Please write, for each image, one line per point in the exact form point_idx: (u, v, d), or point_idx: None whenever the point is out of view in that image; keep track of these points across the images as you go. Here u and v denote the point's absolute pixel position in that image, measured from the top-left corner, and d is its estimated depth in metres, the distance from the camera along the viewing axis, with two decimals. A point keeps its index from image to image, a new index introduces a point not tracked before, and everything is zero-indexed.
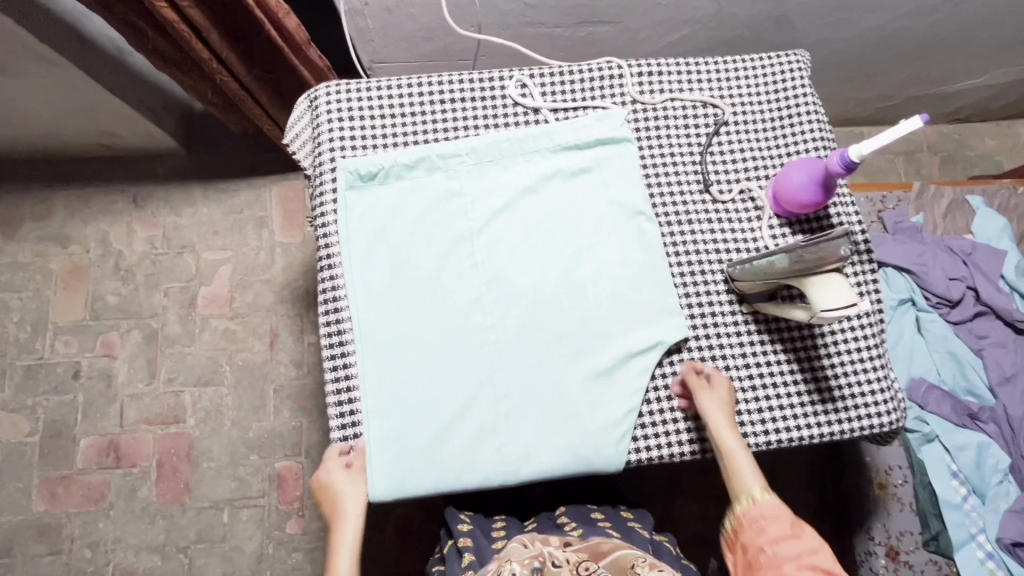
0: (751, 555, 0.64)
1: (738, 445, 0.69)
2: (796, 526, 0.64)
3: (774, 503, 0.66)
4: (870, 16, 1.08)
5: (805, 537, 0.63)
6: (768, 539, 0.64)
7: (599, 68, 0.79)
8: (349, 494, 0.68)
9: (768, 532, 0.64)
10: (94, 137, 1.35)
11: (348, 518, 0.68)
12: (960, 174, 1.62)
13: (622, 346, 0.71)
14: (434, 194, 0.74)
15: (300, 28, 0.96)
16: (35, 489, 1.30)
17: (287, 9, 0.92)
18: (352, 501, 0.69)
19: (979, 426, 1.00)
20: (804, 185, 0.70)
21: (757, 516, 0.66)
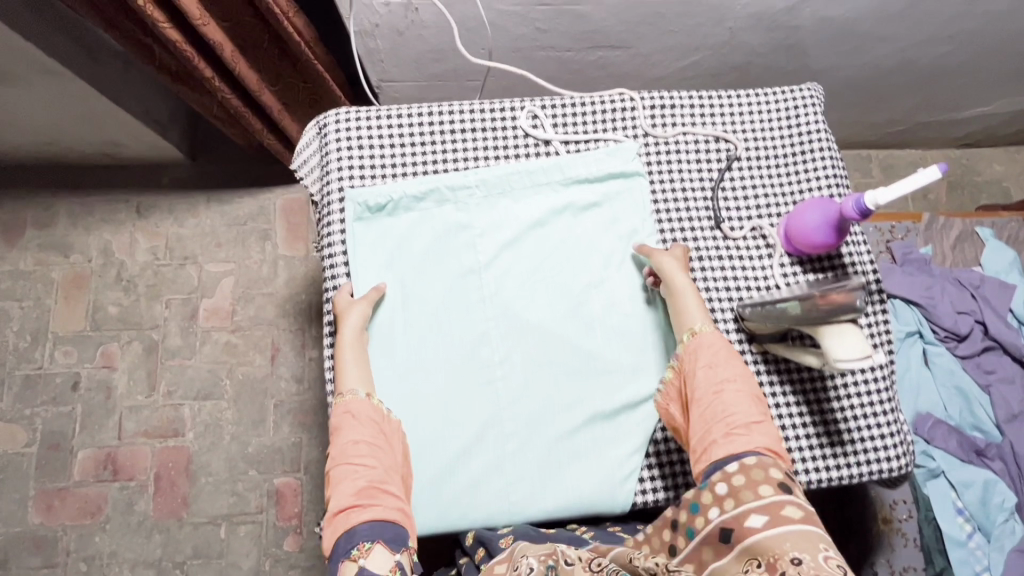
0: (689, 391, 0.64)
1: (683, 279, 0.69)
2: (730, 356, 0.65)
3: (713, 332, 0.66)
4: (884, 45, 1.07)
5: (736, 364, 0.64)
6: (704, 369, 0.64)
7: (612, 99, 0.78)
8: (356, 310, 0.68)
9: (704, 364, 0.64)
10: (98, 147, 1.34)
11: (351, 332, 0.68)
12: (966, 199, 1.61)
13: (630, 385, 0.70)
14: (442, 227, 0.73)
15: (309, 29, 0.89)
16: (31, 501, 1.29)
17: (293, 9, 0.84)
18: (353, 320, 0.68)
19: (985, 463, 0.99)
20: (817, 225, 0.70)
21: (696, 348, 0.65)
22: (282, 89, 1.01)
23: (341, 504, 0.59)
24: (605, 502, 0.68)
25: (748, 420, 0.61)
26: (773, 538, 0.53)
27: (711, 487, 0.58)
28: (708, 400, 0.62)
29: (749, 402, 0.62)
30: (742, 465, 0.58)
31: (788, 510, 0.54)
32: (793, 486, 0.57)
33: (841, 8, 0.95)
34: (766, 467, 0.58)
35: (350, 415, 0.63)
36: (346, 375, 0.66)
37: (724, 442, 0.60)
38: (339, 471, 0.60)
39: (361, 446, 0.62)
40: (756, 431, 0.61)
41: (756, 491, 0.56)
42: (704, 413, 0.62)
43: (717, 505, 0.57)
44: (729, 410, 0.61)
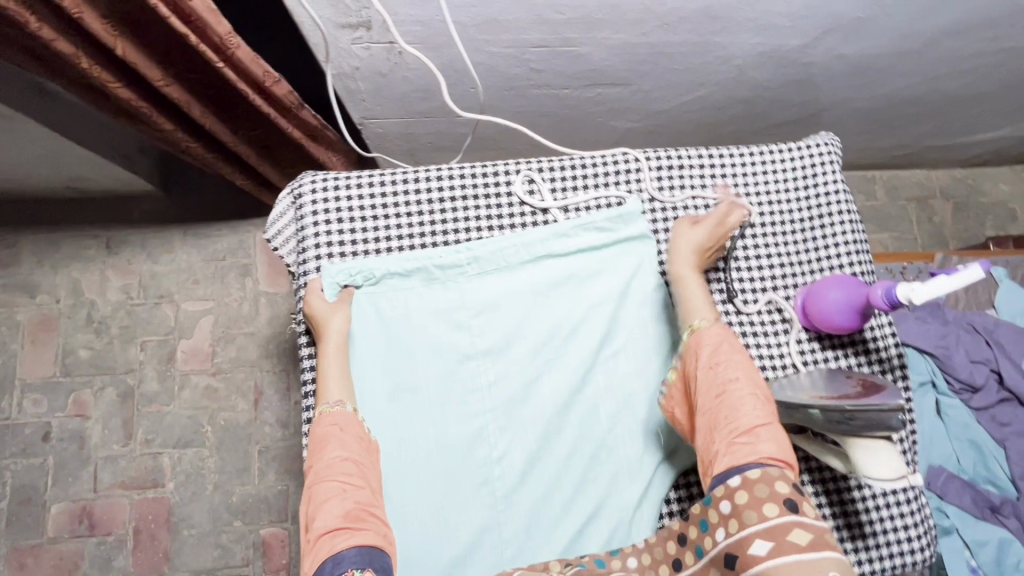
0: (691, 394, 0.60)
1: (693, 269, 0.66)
2: (732, 354, 0.60)
3: (716, 328, 0.62)
4: (899, 79, 1.01)
5: (737, 362, 0.59)
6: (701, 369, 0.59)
7: (614, 160, 0.72)
8: (338, 319, 0.64)
9: (703, 361, 0.60)
10: (62, 182, 1.25)
11: (334, 340, 0.63)
12: (973, 221, 1.56)
13: (638, 477, 0.65)
14: (433, 308, 0.67)
15: (292, 93, 0.84)
16: (3, 560, 1.23)
17: (274, 76, 0.80)
18: (335, 331, 0.63)
19: (1000, 521, 0.95)
20: (840, 305, 0.64)
21: (698, 343, 0.61)
22: (261, 133, 0.93)
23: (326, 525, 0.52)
24: None
25: (750, 424, 0.55)
26: (779, 569, 0.47)
27: (716, 504, 0.53)
28: (711, 402, 0.57)
29: (752, 405, 0.56)
30: (745, 478, 0.52)
31: (795, 535, 0.48)
32: (803, 502, 0.50)
33: (859, 45, 0.89)
34: (772, 481, 0.51)
35: (336, 428, 0.58)
36: (326, 381, 0.61)
37: (726, 452, 0.54)
38: (325, 489, 0.54)
39: (348, 465, 0.56)
40: (761, 437, 0.55)
41: (761, 511, 0.50)
42: (704, 419, 0.57)
43: (723, 524, 0.52)
44: (731, 414, 0.56)
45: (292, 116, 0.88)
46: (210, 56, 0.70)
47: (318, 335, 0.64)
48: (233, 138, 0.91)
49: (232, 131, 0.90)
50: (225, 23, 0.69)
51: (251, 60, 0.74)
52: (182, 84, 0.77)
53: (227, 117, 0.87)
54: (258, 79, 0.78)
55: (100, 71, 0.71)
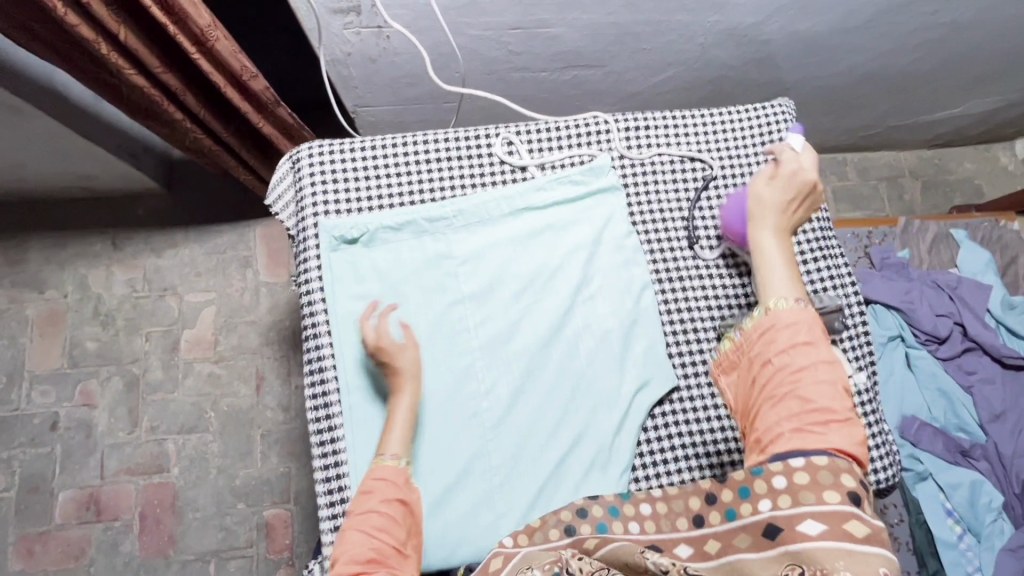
0: (758, 373, 0.54)
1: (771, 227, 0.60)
2: (817, 339, 0.53)
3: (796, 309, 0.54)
4: (853, 56, 1.08)
5: (822, 352, 0.52)
6: (778, 352, 0.53)
7: (586, 123, 0.78)
8: (410, 367, 0.63)
9: (777, 343, 0.53)
10: (71, 180, 1.32)
11: (405, 372, 0.63)
12: (941, 199, 1.63)
13: (617, 406, 0.70)
14: (423, 257, 0.72)
15: (269, 90, 0.90)
16: (12, 548, 1.26)
17: (253, 72, 0.86)
18: (405, 365, 0.63)
19: (971, 464, 1.00)
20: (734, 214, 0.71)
21: (769, 326, 0.55)
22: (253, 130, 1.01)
23: (348, 566, 0.51)
24: None
25: (827, 415, 0.51)
26: (822, 552, 0.45)
27: (768, 479, 0.51)
28: (779, 390, 0.52)
29: (832, 396, 0.51)
30: (808, 461, 0.49)
31: (852, 525, 0.46)
32: (865, 498, 0.48)
33: (811, 22, 0.97)
34: (838, 471, 0.48)
35: (384, 482, 0.56)
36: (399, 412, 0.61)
37: (788, 438, 0.51)
38: (361, 525, 0.53)
39: (393, 505, 0.55)
40: (835, 429, 0.50)
41: (818, 495, 0.47)
42: (775, 401, 0.52)
43: (769, 497, 0.50)
44: (804, 400, 0.51)
45: (271, 114, 0.95)
46: (184, 45, 0.76)
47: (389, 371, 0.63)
48: (224, 129, 0.97)
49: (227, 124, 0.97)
50: (206, 16, 0.75)
51: (233, 53, 0.80)
52: (176, 72, 0.84)
53: (220, 107, 0.93)
54: (236, 73, 0.84)
55: (115, 55, 0.77)
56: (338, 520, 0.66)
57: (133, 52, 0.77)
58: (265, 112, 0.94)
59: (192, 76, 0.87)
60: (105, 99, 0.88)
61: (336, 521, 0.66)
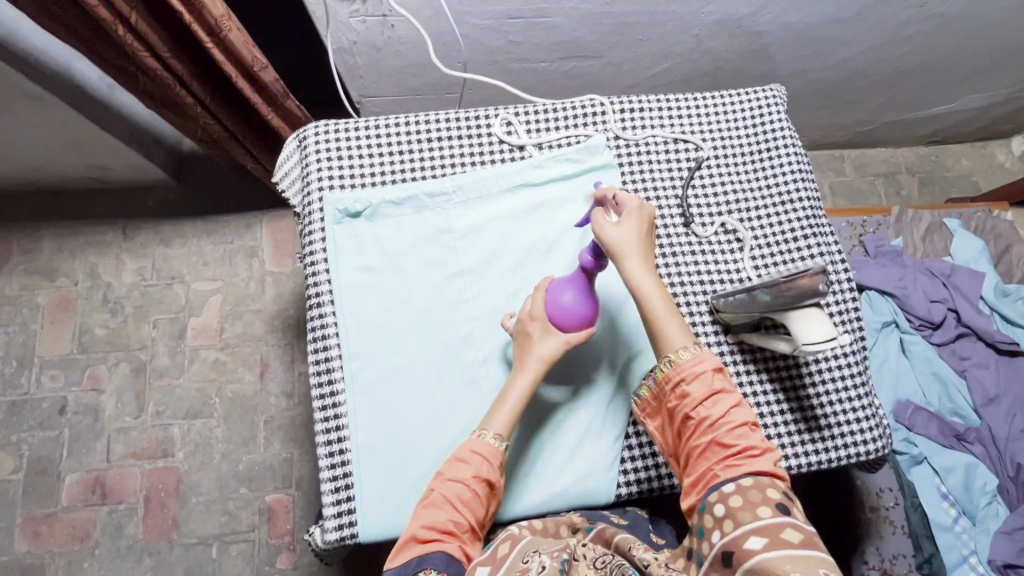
0: (681, 420, 0.62)
1: (638, 270, 0.64)
2: (724, 382, 0.62)
3: (696, 354, 0.62)
4: (845, 48, 1.11)
5: (729, 393, 0.61)
6: (693, 403, 0.61)
7: (582, 105, 0.81)
8: (546, 359, 0.65)
9: (693, 392, 0.61)
10: (83, 171, 1.36)
11: (534, 363, 0.65)
12: (940, 194, 1.64)
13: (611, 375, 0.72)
14: (424, 231, 0.75)
15: (278, 82, 0.93)
16: (19, 529, 1.28)
17: (262, 63, 0.88)
18: (537, 355, 0.65)
19: (966, 447, 1.01)
20: (571, 302, 0.66)
21: (681, 380, 0.62)
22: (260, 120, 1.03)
23: (426, 530, 0.57)
24: (593, 498, 0.70)
25: (746, 448, 0.58)
26: (773, 560, 0.49)
27: (710, 509, 0.56)
28: (702, 435, 0.59)
29: (745, 430, 0.59)
30: (739, 485, 0.56)
31: (787, 534, 0.51)
32: (792, 506, 0.54)
33: (802, 13, 0.99)
34: (763, 487, 0.55)
35: (475, 456, 0.61)
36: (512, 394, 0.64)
37: (722, 473, 0.57)
38: (448, 494, 0.59)
39: (481, 483, 0.60)
40: (757, 458, 0.58)
41: (753, 513, 0.53)
42: (700, 443, 0.60)
43: (717, 527, 0.54)
44: (725, 441, 0.59)
45: (277, 106, 0.97)
46: (199, 34, 0.78)
47: (521, 354, 0.66)
48: (232, 117, 0.99)
49: (235, 112, 0.99)
50: (220, 6, 0.77)
51: (243, 43, 0.83)
52: (185, 58, 0.85)
53: (229, 94, 0.96)
54: (247, 64, 0.86)
55: (133, 39, 0.78)
56: (339, 482, 0.67)
57: (147, 36, 0.78)
58: (274, 105, 0.97)
59: (203, 64, 0.89)
60: (118, 78, 0.90)
61: (336, 485, 0.68)
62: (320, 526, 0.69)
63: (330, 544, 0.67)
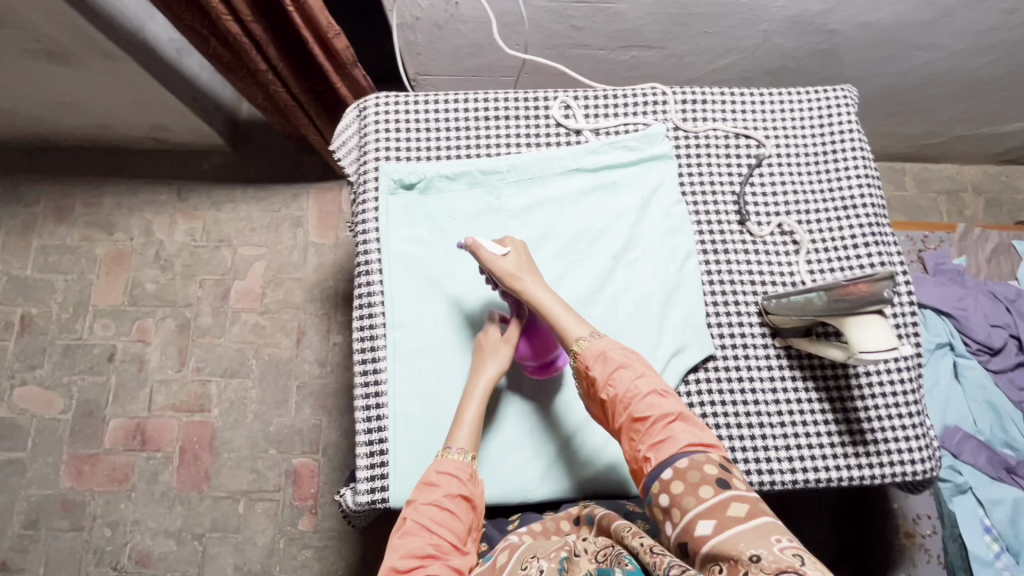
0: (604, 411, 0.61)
1: (533, 284, 0.67)
2: (627, 356, 0.62)
3: (594, 341, 0.63)
4: (922, 54, 1.06)
5: (631, 366, 0.60)
6: (604, 387, 0.61)
7: (644, 93, 0.79)
8: (506, 358, 0.67)
9: (600, 378, 0.61)
10: (147, 131, 1.42)
11: (483, 385, 0.66)
12: (1007, 216, 1.54)
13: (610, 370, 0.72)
14: (475, 209, 0.75)
15: (349, 49, 0.94)
16: (64, 466, 1.35)
17: (336, 30, 0.89)
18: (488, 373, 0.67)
19: (1016, 481, 0.96)
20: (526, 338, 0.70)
21: (587, 363, 0.62)
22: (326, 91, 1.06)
23: (406, 559, 0.55)
24: (629, 486, 0.69)
25: (665, 422, 0.58)
26: (726, 542, 0.48)
27: (656, 501, 0.54)
28: (623, 420, 0.59)
29: (655, 399, 0.59)
30: (676, 469, 0.54)
31: (733, 510, 0.50)
32: (732, 478, 0.53)
33: (879, 13, 0.95)
34: (700, 465, 0.54)
35: (445, 474, 0.60)
36: (481, 380, 0.66)
37: (651, 456, 0.56)
38: (422, 519, 0.57)
39: (456, 501, 0.60)
40: (678, 426, 0.57)
41: (696, 494, 0.52)
42: (622, 430, 0.59)
43: (667, 516, 0.53)
44: (642, 422, 0.58)
45: (346, 75, 0.99)
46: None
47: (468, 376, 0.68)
48: (300, 88, 1.01)
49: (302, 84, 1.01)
50: None
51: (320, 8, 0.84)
52: (263, 23, 0.87)
53: (301, 63, 0.97)
54: (320, 29, 0.87)
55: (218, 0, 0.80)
56: (374, 447, 0.68)
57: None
58: (343, 74, 0.99)
59: (278, 32, 0.90)
60: (197, 44, 0.94)
61: (371, 450, 0.69)
62: (352, 488, 0.70)
63: (361, 506, 0.69)
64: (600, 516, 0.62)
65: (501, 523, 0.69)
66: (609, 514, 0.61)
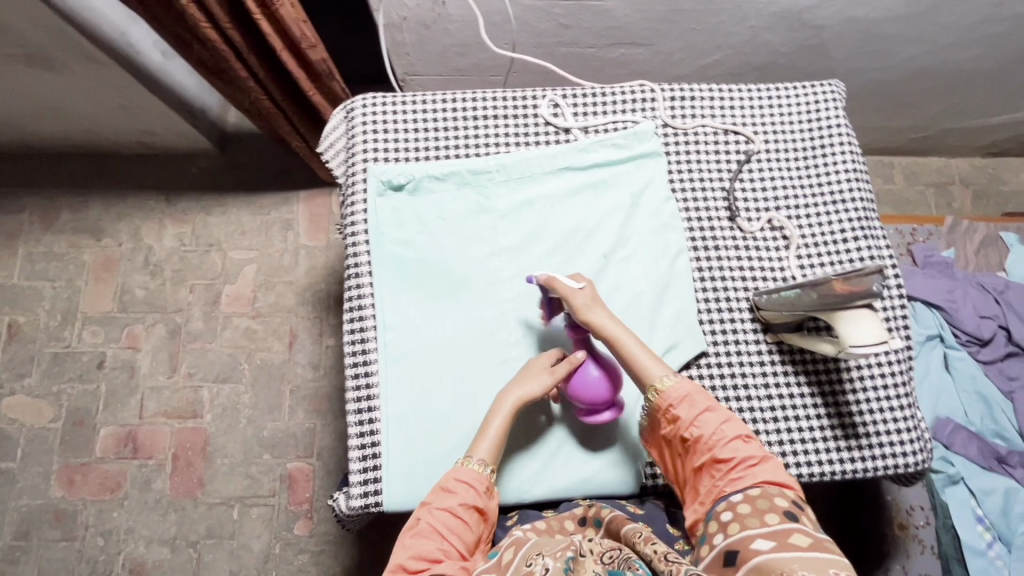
0: (679, 446, 0.63)
1: (606, 317, 0.66)
2: (710, 399, 0.64)
3: (676, 383, 0.64)
4: (909, 48, 1.06)
5: (717, 409, 0.62)
6: (686, 426, 0.62)
7: (632, 91, 0.79)
8: (546, 384, 0.65)
9: (682, 418, 0.62)
10: (133, 135, 1.40)
11: (513, 402, 0.64)
12: (994, 209, 1.55)
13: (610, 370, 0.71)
14: (465, 209, 0.74)
15: (325, 60, 0.95)
16: (55, 475, 1.33)
17: (311, 42, 0.89)
18: (520, 391, 0.65)
19: (1007, 471, 0.97)
20: (596, 374, 0.66)
21: (667, 404, 0.63)
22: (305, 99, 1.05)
23: (415, 561, 0.57)
24: (623, 484, 0.69)
25: (745, 462, 0.59)
26: (779, 560, 0.50)
27: (717, 516, 0.57)
28: (701, 456, 0.61)
29: (739, 443, 0.61)
30: (746, 495, 0.57)
31: (795, 538, 0.51)
32: (801, 513, 0.54)
33: (865, 8, 0.95)
34: (771, 496, 0.56)
35: (461, 483, 0.61)
36: (512, 395, 0.65)
37: (725, 488, 0.59)
38: (435, 523, 0.59)
39: (471, 511, 0.61)
40: (758, 466, 0.59)
41: (762, 519, 0.54)
42: (700, 466, 0.61)
43: (721, 530, 0.55)
44: (723, 460, 0.60)
45: (322, 85, 0.99)
46: (251, 7, 0.79)
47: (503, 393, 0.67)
48: (281, 95, 1.01)
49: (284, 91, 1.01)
50: None
51: (294, 21, 0.84)
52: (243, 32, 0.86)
53: (278, 70, 0.97)
54: (295, 40, 0.87)
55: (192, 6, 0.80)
56: (366, 449, 0.68)
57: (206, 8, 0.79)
58: (319, 84, 0.99)
59: (258, 40, 0.89)
60: (177, 49, 0.94)
61: (364, 453, 0.68)
62: (345, 492, 0.69)
63: (354, 510, 0.68)
64: (607, 519, 0.63)
65: (501, 522, 0.70)
66: (617, 517, 0.62)
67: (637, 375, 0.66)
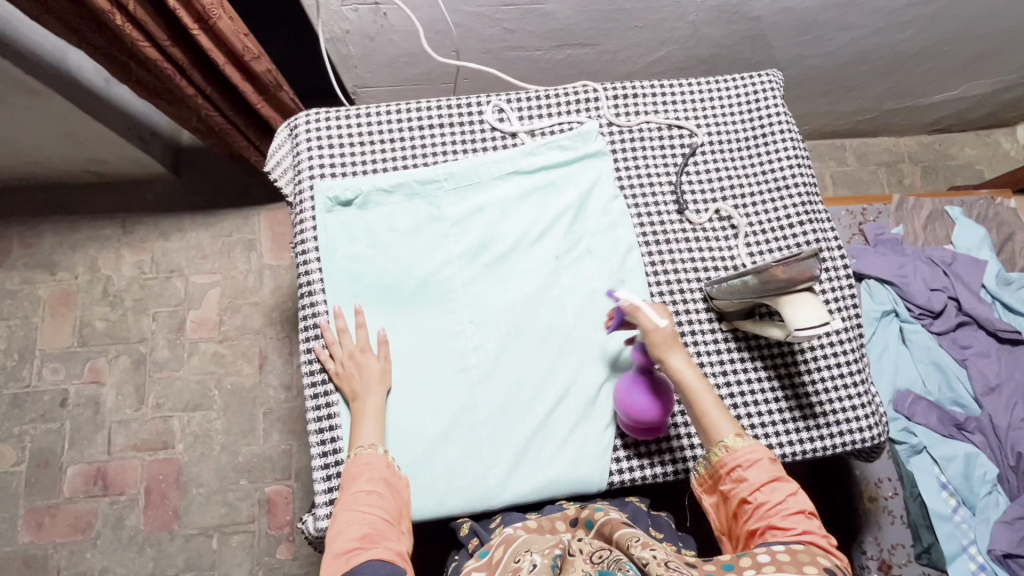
0: (737, 506, 0.62)
1: (681, 363, 0.65)
2: (780, 470, 0.62)
3: (743, 444, 0.63)
4: (845, 34, 1.09)
5: (786, 481, 0.61)
6: (752, 489, 0.61)
7: (575, 92, 0.80)
8: (380, 369, 0.68)
9: (749, 481, 0.61)
10: (82, 164, 1.37)
11: (369, 392, 0.67)
12: (943, 183, 1.61)
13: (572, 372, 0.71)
14: (415, 220, 0.74)
15: (270, 72, 0.93)
16: (21, 520, 1.29)
17: (255, 53, 0.88)
18: (374, 379, 0.68)
19: (966, 437, 1.00)
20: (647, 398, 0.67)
21: (733, 465, 0.62)
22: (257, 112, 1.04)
23: (344, 547, 0.57)
24: (591, 483, 0.69)
25: (803, 533, 0.57)
26: None
27: (751, 555, 0.54)
28: (757, 518, 0.60)
29: (802, 518, 0.59)
30: (789, 549, 0.55)
31: None
32: None
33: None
34: (813, 553, 0.55)
35: (365, 467, 0.63)
36: (370, 386, 0.67)
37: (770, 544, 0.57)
38: (349, 506, 0.60)
39: (379, 484, 0.62)
40: (813, 536, 0.57)
41: (800, 570, 0.53)
42: (754, 528, 0.60)
43: (752, 568, 0.53)
44: (782, 526, 0.58)
45: (273, 98, 0.98)
46: (186, 20, 0.77)
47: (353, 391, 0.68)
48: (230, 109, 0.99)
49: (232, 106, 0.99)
50: None
51: (236, 35, 0.83)
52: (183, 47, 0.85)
53: (227, 87, 0.96)
54: (238, 52, 0.86)
55: (132, 30, 0.78)
56: (330, 470, 0.67)
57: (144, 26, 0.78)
58: (268, 96, 0.98)
59: (200, 56, 0.88)
60: (118, 72, 0.92)
61: (328, 473, 0.68)
62: (312, 514, 0.69)
63: (322, 531, 0.67)
64: (600, 522, 0.63)
65: (485, 523, 0.69)
66: (610, 521, 0.62)
67: (703, 424, 0.64)
